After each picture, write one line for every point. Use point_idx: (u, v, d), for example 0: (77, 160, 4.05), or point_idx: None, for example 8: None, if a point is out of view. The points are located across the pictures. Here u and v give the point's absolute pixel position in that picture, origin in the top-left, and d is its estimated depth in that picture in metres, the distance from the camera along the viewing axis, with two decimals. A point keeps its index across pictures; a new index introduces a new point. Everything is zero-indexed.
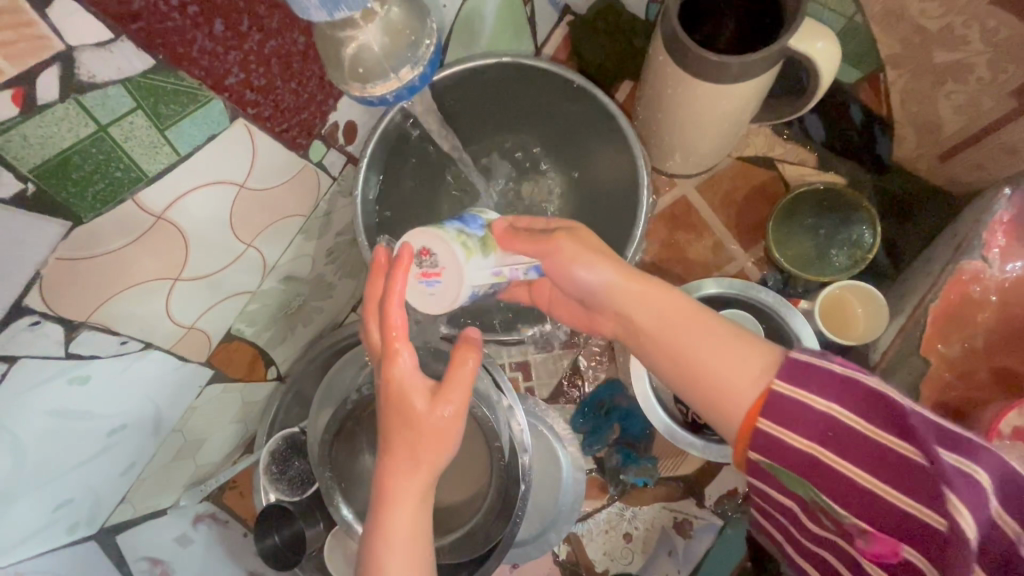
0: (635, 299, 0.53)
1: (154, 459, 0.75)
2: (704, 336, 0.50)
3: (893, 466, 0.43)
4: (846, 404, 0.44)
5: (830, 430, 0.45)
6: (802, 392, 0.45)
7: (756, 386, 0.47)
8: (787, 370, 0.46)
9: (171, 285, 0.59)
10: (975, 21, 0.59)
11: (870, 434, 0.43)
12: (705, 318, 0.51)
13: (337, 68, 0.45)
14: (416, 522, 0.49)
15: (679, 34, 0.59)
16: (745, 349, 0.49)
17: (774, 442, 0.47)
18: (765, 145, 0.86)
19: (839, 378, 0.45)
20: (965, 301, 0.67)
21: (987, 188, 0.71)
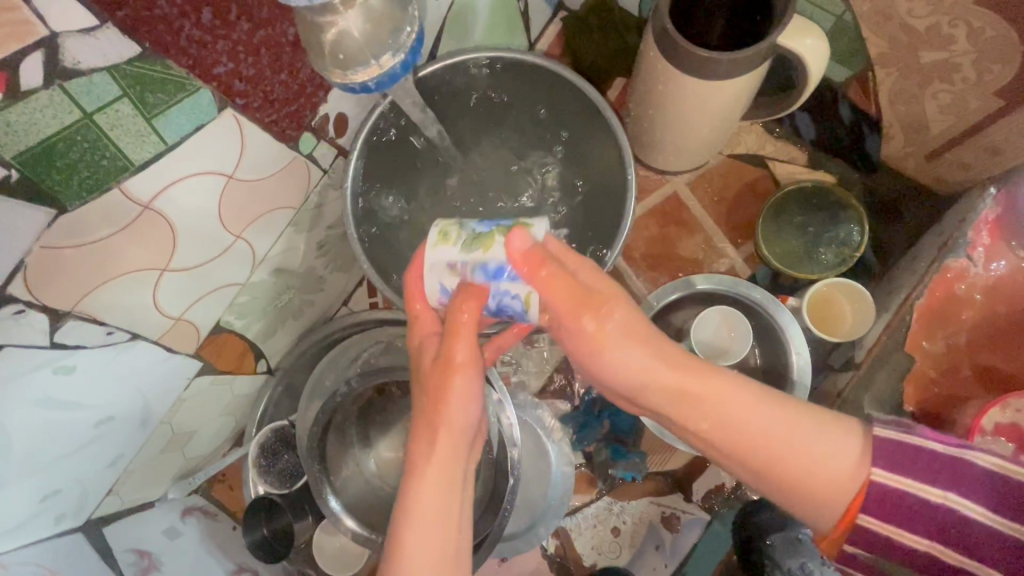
0: (693, 384, 0.52)
1: (142, 451, 0.75)
2: (784, 419, 0.50)
3: (994, 546, 0.45)
4: (949, 487, 0.46)
5: (936, 514, 0.46)
6: (906, 479, 0.46)
7: (860, 473, 0.48)
8: (890, 459, 0.47)
9: (158, 276, 0.59)
10: (960, 21, 0.60)
11: (975, 515, 0.45)
12: (776, 400, 0.51)
13: (318, 55, 0.45)
14: (439, 498, 0.51)
15: (669, 30, 0.59)
16: (835, 432, 0.49)
17: (878, 534, 0.48)
18: (756, 143, 0.86)
19: (943, 459, 0.46)
20: (948, 299, 0.68)
21: (971, 188, 0.73)
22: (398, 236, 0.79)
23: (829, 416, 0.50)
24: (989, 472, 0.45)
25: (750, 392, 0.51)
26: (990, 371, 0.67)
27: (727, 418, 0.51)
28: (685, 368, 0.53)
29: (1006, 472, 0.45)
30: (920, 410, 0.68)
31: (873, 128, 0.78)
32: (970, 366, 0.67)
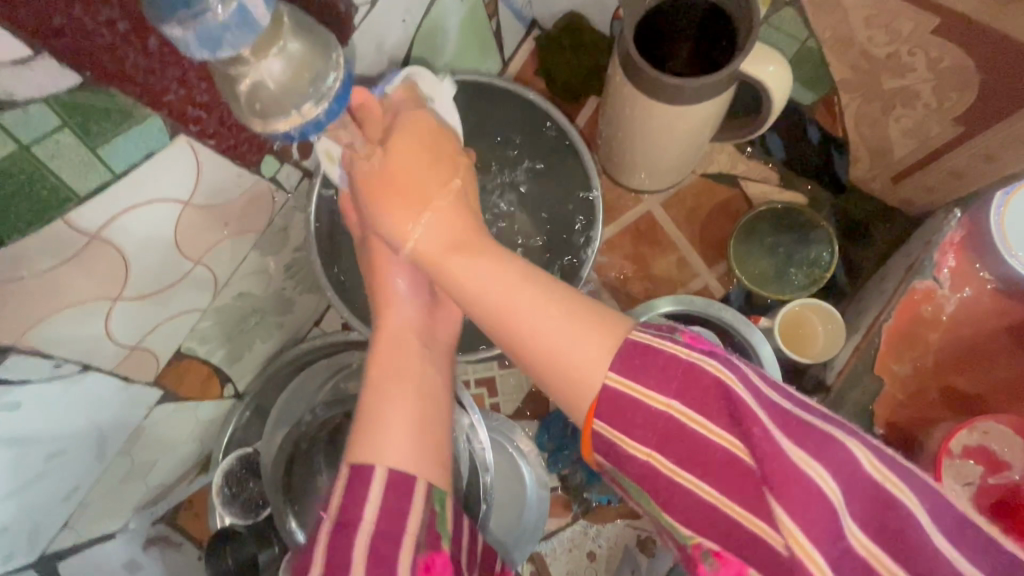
0: (466, 248, 0.50)
1: (99, 482, 0.72)
2: (529, 304, 0.45)
3: (740, 479, 0.39)
4: (696, 407, 0.41)
5: (669, 433, 0.41)
6: (639, 389, 0.42)
7: (589, 373, 0.43)
8: (622, 361, 0.42)
9: (110, 305, 0.57)
10: (920, 49, 0.60)
11: (675, 439, 0.41)
12: (524, 278, 0.46)
13: (236, 104, 0.42)
14: (404, 396, 0.50)
15: (632, 54, 0.59)
16: (580, 318, 0.44)
17: (606, 442, 0.43)
18: (728, 162, 0.87)
19: (687, 373, 0.41)
20: (917, 319, 0.68)
21: (937, 210, 0.73)
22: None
23: (594, 314, 0.45)
24: (724, 395, 0.40)
25: (522, 271, 0.47)
26: (957, 391, 0.68)
27: (490, 292, 0.47)
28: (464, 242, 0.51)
29: (739, 395, 0.40)
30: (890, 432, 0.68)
31: (841, 149, 0.79)
32: (937, 386, 0.68)
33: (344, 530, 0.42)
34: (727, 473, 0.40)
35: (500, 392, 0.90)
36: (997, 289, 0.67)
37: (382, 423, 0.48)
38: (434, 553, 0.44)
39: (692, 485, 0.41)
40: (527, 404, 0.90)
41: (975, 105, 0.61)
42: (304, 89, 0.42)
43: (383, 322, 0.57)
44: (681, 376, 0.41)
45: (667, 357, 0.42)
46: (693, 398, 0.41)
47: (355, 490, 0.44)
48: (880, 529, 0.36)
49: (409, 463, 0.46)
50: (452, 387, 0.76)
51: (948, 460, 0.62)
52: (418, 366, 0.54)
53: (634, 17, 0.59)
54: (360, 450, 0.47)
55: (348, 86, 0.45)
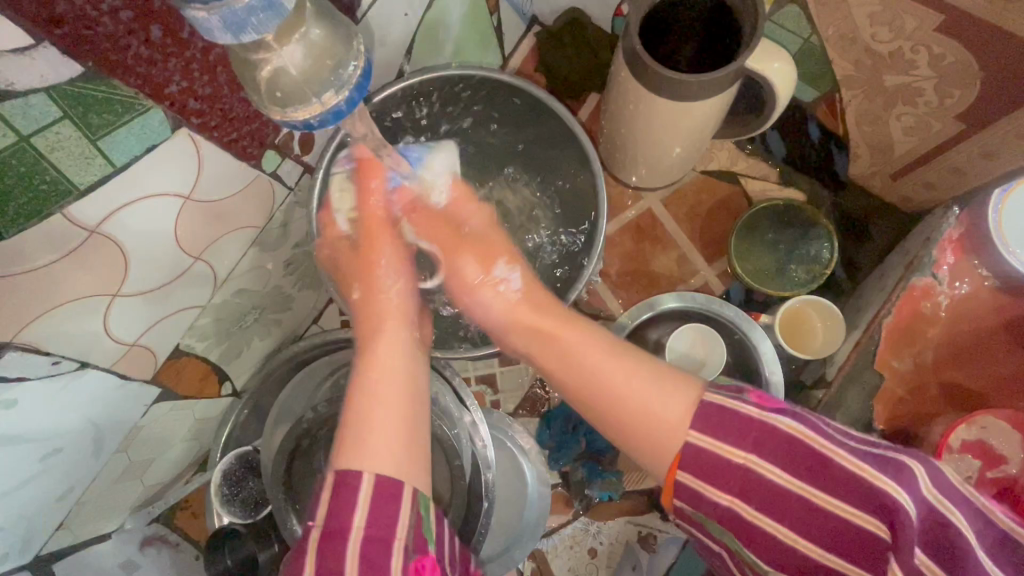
0: (539, 308, 0.63)
1: (96, 482, 0.71)
2: (620, 373, 0.52)
3: (828, 527, 0.41)
4: (771, 457, 0.44)
5: (750, 483, 0.43)
6: (723, 446, 0.44)
7: (678, 432, 0.46)
8: (704, 421, 0.45)
9: (109, 301, 0.56)
10: (923, 47, 0.60)
11: (765, 493, 0.43)
12: (610, 348, 0.54)
13: (254, 91, 0.42)
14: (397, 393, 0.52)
15: (638, 51, 0.59)
16: (670, 390, 0.49)
17: (690, 489, 0.46)
18: (728, 160, 0.87)
19: (756, 424, 0.44)
20: (916, 316, 0.69)
21: (937, 207, 0.74)
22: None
23: (679, 374, 0.50)
24: (790, 441, 0.44)
25: (600, 341, 0.55)
26: (956, 387, 0.68)
27: (575, 358, 0.55)
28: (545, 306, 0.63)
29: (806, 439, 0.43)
30: (890, 428, 0.69)
31: (841, 147, 0.79)
32: (935, 381, 0.69)
33: (372, 551, 0.42)
34: (813, 522, 0.42)
35: (500, 390, 0.90)
36: (995, 286, 0.68)
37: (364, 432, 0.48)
38: (422, 557, 0.44)
39: (776, 532, 0.43)
40: (527, 401, 0.89)
41: (976, 103, 0.61)
42: (325, 77, 0.42)
43: (380, 333, 0.59)
44: (757, 431, 0.44)
45: (744, 414, 0.45)
46: (770, 449, 0.44)
47: (378, 508, 0.43)
48: (947, 555, 0.39)
49: (401, 472, 0.46)
50: (453, 384, 0.76)
51: (948, 455, 0.63)
52: (398, 370, 0.55)
53: (640, 11, 0.59)
54: (342, 457, 0.47)
55: (369, 74, 0.44)
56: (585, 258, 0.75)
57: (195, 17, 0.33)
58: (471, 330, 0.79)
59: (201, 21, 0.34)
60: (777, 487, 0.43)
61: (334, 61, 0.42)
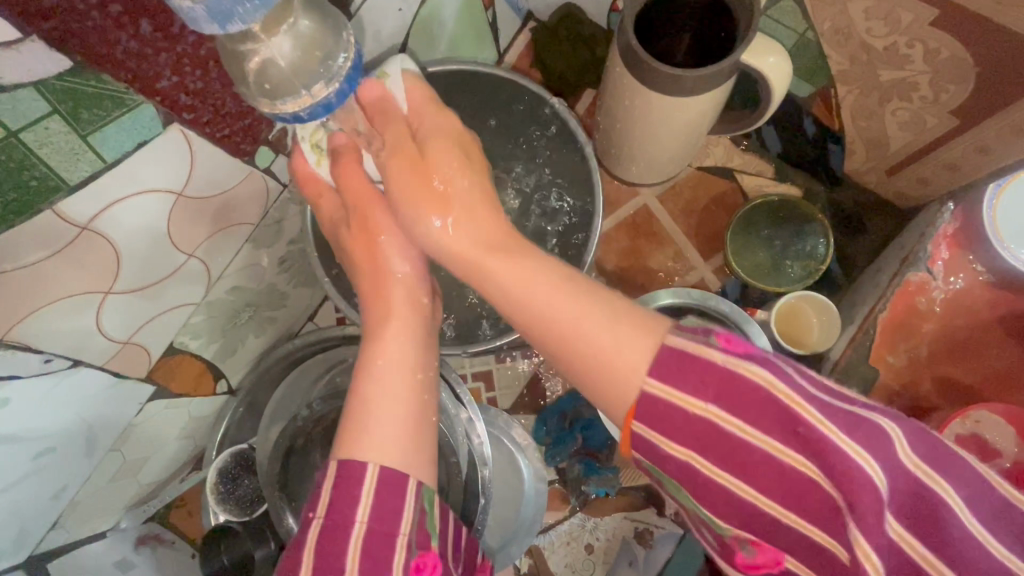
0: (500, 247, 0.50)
1: (89, 481, 0.71)
2: (572, 310, 0.45)
3: (793, 486, 0.39)
4: (737, 411, 0.40)
5: (711, 439, 0.40)
6: (682, 396, 0.40)
7: (636, 379, 0.42)
8: (664, 370, 0.41)
9: (101, 299, 0.56)
10: (918, 42, 0.60)
11: (726, 450, 0.40)
12: (559, 281, 0.46)
13: (242, 82, 0.41)
14: (397, 383, 0.50)
15: (634, 46, 0.59)
16: (632, 331, 0.43)
17: (645, 440, 0.43)
18: (724, 156, 0.87)
19: (726, 381, 0.40)
20: (911, 311, 0.69)
21: (931, 203, 0.74)
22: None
23: (636, 314, 0.44)
24: (765, 401, 0.39)
25: (556, 275, 0.47)
26: (950, 382, 0.68)
27: (530, 300, 0.47)
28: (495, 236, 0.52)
29: (781, 399, 0.39)
30: None
31: (836, 142, 0.79)
32: (930, 376, 0.69)
33: (375, 545, 0.43)
34: (777, 480, 0.39)
35: (497, 386, 0.90)
36: (989, 281, 0.68)
37: (365, 418, 0.48)
38: (425, 552, 0.45)
39: (735, 487, 0.41)
40: (524, 398, 0.89)
41: (970, 98, 0.61)
42: (316, 69, 0.42)
43: (387, 306, 0.56)
44: (723, 384, 0.40)
45: (708, 364, 0.40)
46: (736, 404, 0.40)
47: (383, 502, 0.44)
48: (924, 524, 0.37)
49: (407, 463, 0.46)
50: (450, 381, 0.76)
51: None
52: (393, 341, 0.53)
53: (634, 7, 0.59)
54: (343, 447, 0.47)
55: (359, 67, 0.44)
56: (582, 251, 0.75)
57: (181, 7, 0.33)
58: (467, 327, 0.79)
59: (187, 11, 0.34)
60: (740, 445, 0.40)
61: (324, 53, 0.42)
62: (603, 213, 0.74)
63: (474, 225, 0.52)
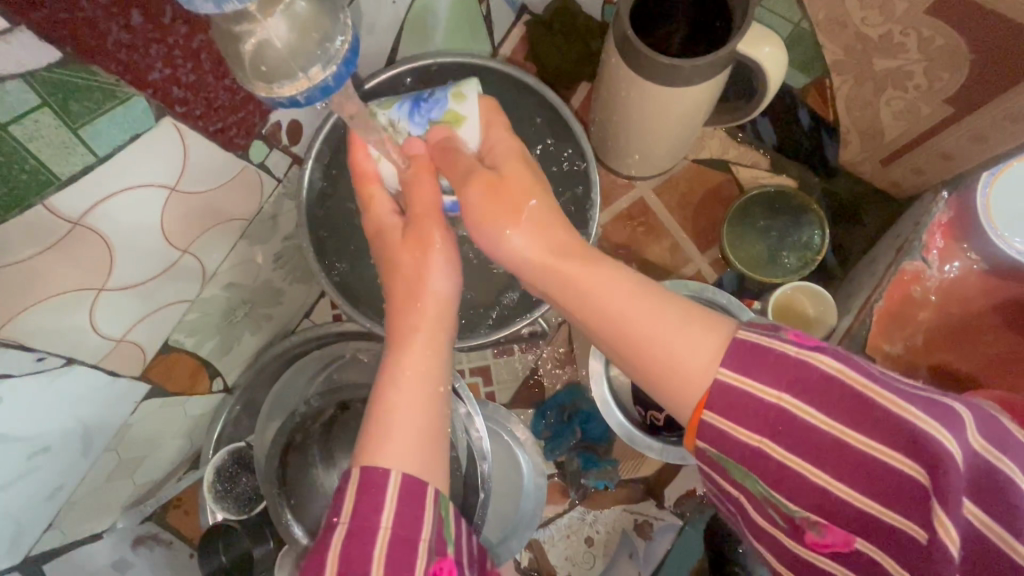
0: (559, 254, 0.50)
1: (85, 481, 0.70)
2: (641, 309, 0.45)
3: (871, 471, 0.39)
4: (808, 397, 0.40)
5: (780, 424, 0.40)
6: (754, 384, 0.41)
7: (708, 373, 0.42)
8: (735, 358, 0.41)
9: (94, 296, 0.55)
10: (912, 30, 0.60)
11: (798, 435, 0.40)
12: (625, 283, 0.46)
13: (240, 66, 0.41)
14: (424, 399, 0.49)
15: (629, 36, 0.58)
16: (700, 326, 0.43)
17: (714, 428, 0.43)
18: (719, 148, 0.88)
19: (793, 365, 0.40)
20: (906, 300, 0.70)
21: (926, 192, 0.75)
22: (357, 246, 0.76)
23: (704, 313, 0.44)
24: (831, 385, 0.39)
25: (626, 276, 0.47)
26: (945, 370, 0.69)
27: (597, 301, 0.46)
28: (562, 251, 0.50)
29: (848, 382, 0.39)
30: None
31: (831, 132, 0.80)
32: (925, 365, 0.69)
33: (399, 551, 0.42)
34: (850, 465, 0.39)
35: (495, 381, 0.90)
36: (982, 270, 0.68)
37: (388, 426, 0.46)
38: (441, 559, 0.44)
39: (808, 474, 0.40)
40: (522, 393, 0.90)
41: (963, 88, 0.61)
42: (312, 51, 0.41)
43: (418, 309, 0.53)
44: (794, 372, 0.40)
45: (778, 352, 0.41)
46: (806, 390, 0.40)
47: (403, 509, 0.43)
48: (996, 504, 0.36)
49: (425, 468, 0.46)
50: (447, 376, 0.76)
51: None
52: (416, 343, 0.51)
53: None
54: (367, 453, 0.46)
55: (356, 49, 0.43)
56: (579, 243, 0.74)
57: None
58: (465, 321, 0.79)
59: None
60: (813, 431, 0.40)
61: (322, 33, 0.41)
62: (600, 206, 0.73)
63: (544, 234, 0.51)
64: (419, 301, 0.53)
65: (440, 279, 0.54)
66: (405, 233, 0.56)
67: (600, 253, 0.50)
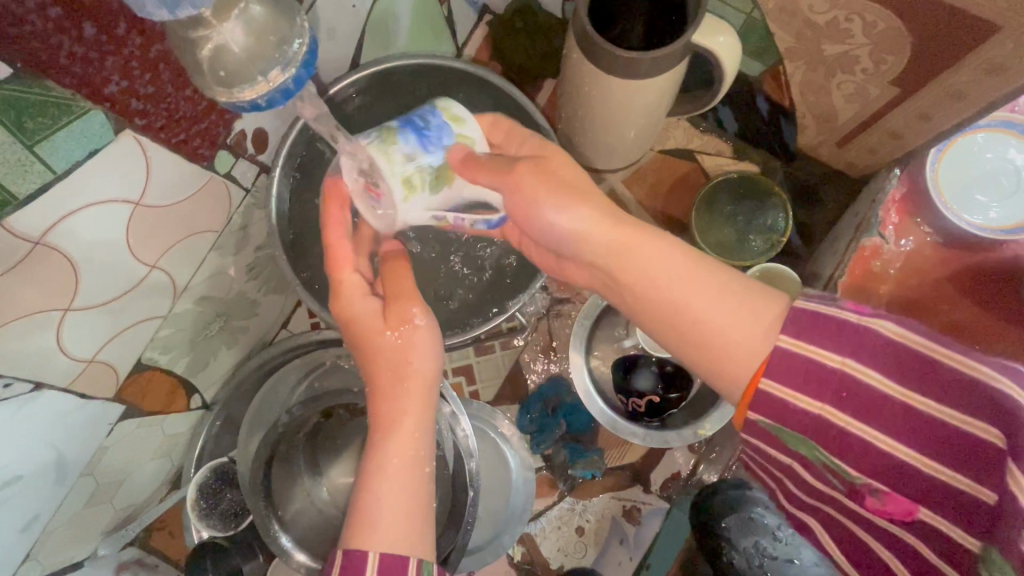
0: (625, 243, 0.53)
1: (62, 508, 0.68)
2: (697, 297, 0.49)
3: (934, 433, 0.40)
4: (870, 360, 0.41)
5: (842, 388, 0.42)
6: (813, 349, 0.43)
7: (764, 344, 0.46)
8: (793, 326, 0.44)
9: (60, 317, 0.54)
10: (856, 15, 0.59)
11: (859, 398, 0.42)
12: (687, 271, 0.50)
13: (197, 72, 0.40)
14: (404, 474, 0.52)
15: (589, 32, 0.60)
16: (755, 301, 0.47)
17: (775, 401, 0.44)
18: (684, 138, 0.92)
19: (857, 333, 0.42)
20: (867, 274, 0.73)
21: (879, 170, 0.78)
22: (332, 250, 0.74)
23: (754, 290, 0.48)
24: (892, 348, 0.41)
25: (677, 267, 0.51)
26: None
27: (665, 290, 0.51)
28: (611, 246, 0.53)
29: (914, 346, 0.40)
30: None
31: (788, 118, 0.82)
32: None
33: None
34: (915, 428, 0.40)
35: (478, 379, 0.91)
36: (937, 242, 0.72)
37: (372, 504, 0.50)
38: None
39: (871, 438, 0.41)
40: (506, 389, 0.91)
41: None
42: (270, 55, 0.41)
43: (404, 386, 0.56)
44: (855, 337, 0.42)
45: (837, 319, 0.43)
46: (868, 353, 0.41)
47: None
48: None
49: (405, 541, 0.48)
50: None
51: None
52: (403, 425, 0.55)
53: None
54: (356, 530, 0.49)
55: (314, 52, 0.43)
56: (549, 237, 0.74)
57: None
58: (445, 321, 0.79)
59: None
60: (875, 393, 0.41)
61: (278, 37, 0.41)
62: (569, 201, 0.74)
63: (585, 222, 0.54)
64: (403, 376, 0.56)
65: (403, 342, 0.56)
66: (379, 314, 0.57)
67: (653, 227, 0.54)
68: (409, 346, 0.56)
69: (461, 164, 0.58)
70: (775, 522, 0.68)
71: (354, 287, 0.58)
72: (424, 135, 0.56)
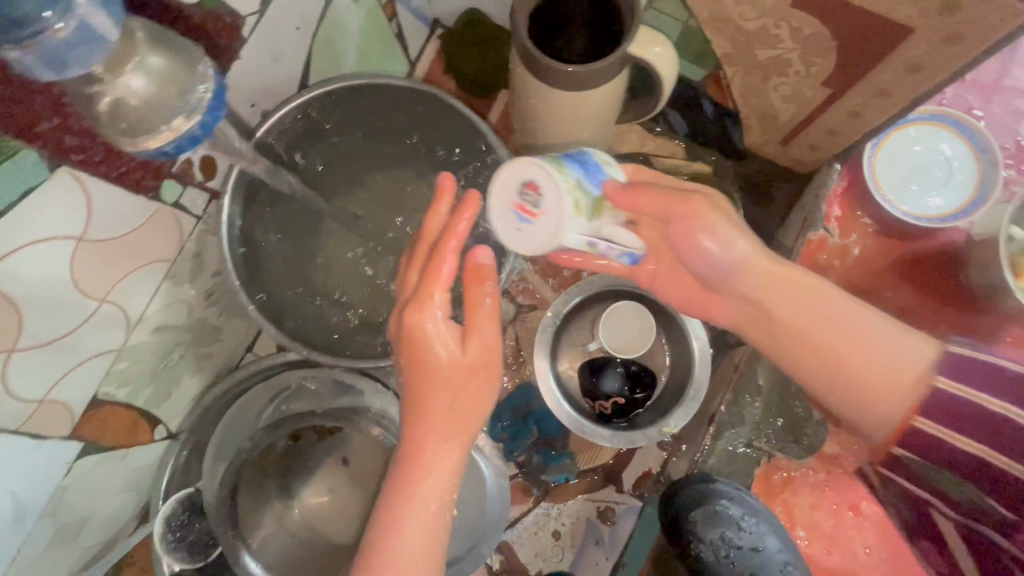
0: (775, 286, 0.59)
1: (22, 553, 0.67)
2: (862, 330, 0.56)
3: None
4: (1008, 399, 0.49)
5: (976, 423, 0.50)
6: (971, 392, 0.50)
7: (925, 378, 0.54)
8: (949, 368, 0.52)
9: (5, 359, 0.53)
10: (784, 22, 0.61)
11: (966, 429, 0.50)
12: (822, 321, 0.57)
13: (98, 125, 0.40)
14: (429, 511, 0.54)
15: (529, 48, 0.61)
16: (907, 336, 0.56)
17: (930, 438, 0.52)
18: (638, 142, 0.94)
19: (998, 372, 0.50)
20: (813, 267, 0.76)
21: (821, 165, 0.81)
22: (285, 271, 0.72)
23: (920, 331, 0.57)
24: None
25: (856, 311, 0.56)
26: None
27: (796, 334, 0.59)
28: (772, 278, 0.58)
29: None
30: None
31: (734, 118, 0.84)
32: None
33: None
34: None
35: None
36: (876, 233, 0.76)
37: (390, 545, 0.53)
38: None
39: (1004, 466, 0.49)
40: None
41: None
42: (173, 103, 0.40)
43: (459, 429, 0.55)
44: (977, 378, 0.50)
45: (986, 361, 0.51)
46: (985, 391, 0.50)
47: None
48: None
49: None
50: None
51: None
52: (436, 471, 0.54)
53: (526, 11, 0.61)
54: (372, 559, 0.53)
55: (221, 96, 0.43)
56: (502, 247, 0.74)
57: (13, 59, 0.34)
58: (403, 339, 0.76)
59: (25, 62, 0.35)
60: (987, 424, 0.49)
61: (180, 86, 0.40)
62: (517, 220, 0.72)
63: (754, 266, 0.59)
64: (460, 416, 0.55)
65: (460, 371, 0.54)
66: (454, 340, 0.54)
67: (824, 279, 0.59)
68: (471, 384, 0.55)
69: (620, 196, 0.57)
70: (739, 513, 0.69)
71: (435, 305, 0.53)
72: (587, 167, 0.54)
